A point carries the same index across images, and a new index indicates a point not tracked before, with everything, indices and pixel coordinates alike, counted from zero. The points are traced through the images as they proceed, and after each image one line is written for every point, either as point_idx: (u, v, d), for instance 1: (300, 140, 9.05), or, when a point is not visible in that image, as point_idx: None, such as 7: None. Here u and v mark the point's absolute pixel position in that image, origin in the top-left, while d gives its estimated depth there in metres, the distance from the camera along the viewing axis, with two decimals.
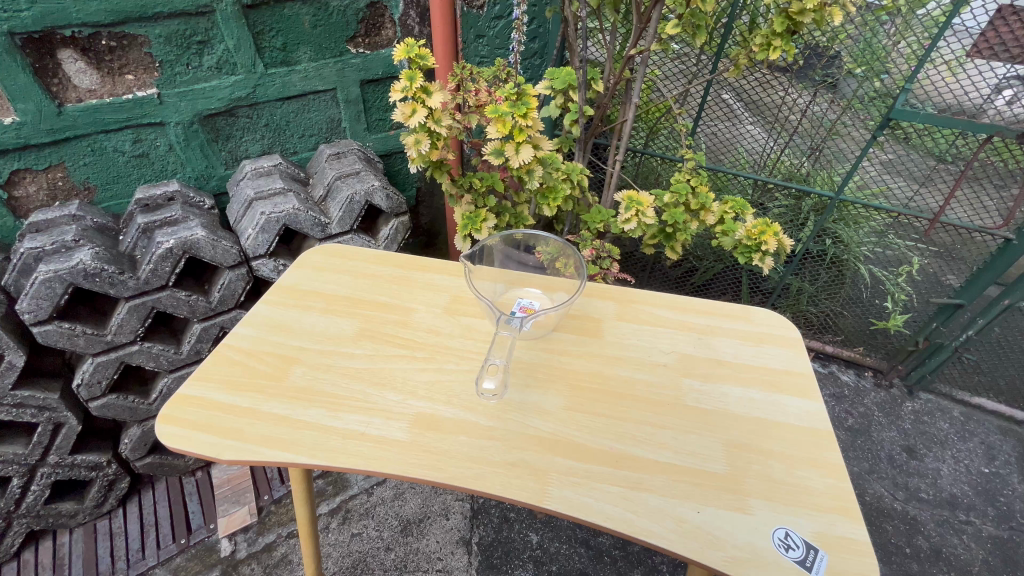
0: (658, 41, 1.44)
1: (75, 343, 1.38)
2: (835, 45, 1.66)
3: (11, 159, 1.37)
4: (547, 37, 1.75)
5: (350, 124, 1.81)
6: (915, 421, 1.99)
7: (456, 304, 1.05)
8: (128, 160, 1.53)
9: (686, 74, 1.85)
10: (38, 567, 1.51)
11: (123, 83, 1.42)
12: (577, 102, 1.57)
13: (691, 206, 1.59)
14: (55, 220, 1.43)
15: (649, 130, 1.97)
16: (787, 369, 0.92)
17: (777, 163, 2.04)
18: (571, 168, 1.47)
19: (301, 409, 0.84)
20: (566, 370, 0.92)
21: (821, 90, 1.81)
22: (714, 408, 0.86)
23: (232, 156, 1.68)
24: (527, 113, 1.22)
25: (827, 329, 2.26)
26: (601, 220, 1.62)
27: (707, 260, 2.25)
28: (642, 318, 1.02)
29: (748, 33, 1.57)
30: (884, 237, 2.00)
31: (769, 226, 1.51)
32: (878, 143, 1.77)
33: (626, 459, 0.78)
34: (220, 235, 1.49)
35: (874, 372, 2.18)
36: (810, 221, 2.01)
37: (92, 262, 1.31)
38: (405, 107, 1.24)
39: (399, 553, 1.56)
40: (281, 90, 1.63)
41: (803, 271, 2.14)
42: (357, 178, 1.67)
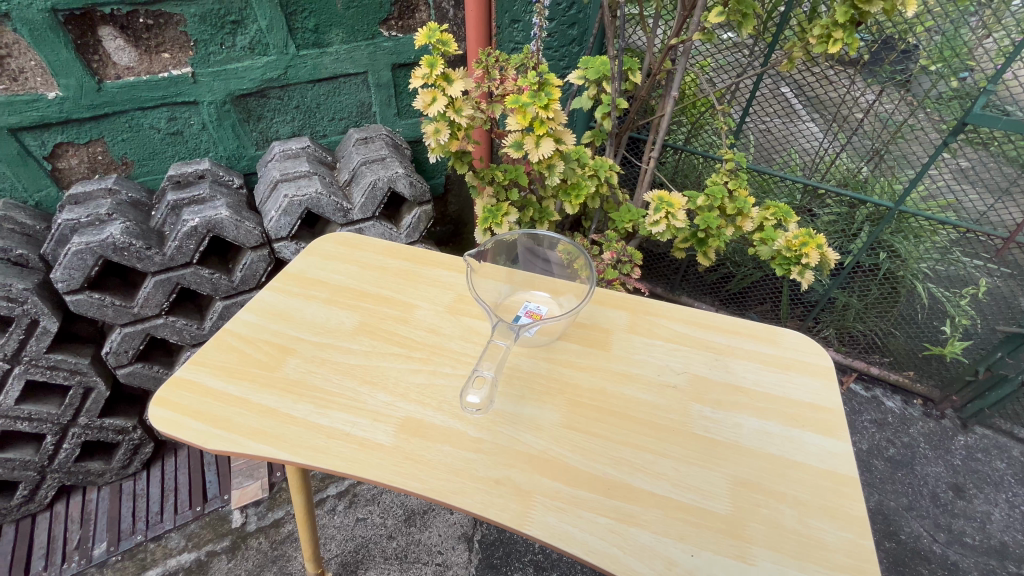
0: (702, 31, 1.33)
1: (105, 313, 1.44)
2: (909, 38, 1.49)
3: (55, 132, 1.43)
4: (587, 23, 1.65)
5: (380, 108, 1.79)
6: (966, 458, 1.82)
7: (460, 303, 1.01)
8: (163, 137, 1.56)
9: (738, 65, 1.71)
10: (68, 519, 1.61)
11: (160, 62, 1.45)
12: (611, 93, 1.47)
13: (727, 210, 1.47)
14: (93, 193, 1.48)
15: (691, 125, 1.85)
16: (813, 402, 0.83)
17: (832, 168, 1.86)
18: (599, 164, 1.40)
19: (290, 403, 0.83)
20: (566, 382, 0.86)
21: (890, 88, 1.63)
22: (724, 439, 0.78)
23: (263, 136, 1.70)
24: (549, 104, 1.16)
25: (874, 349, 2.09)
26: (630, 219, 1.53)
27: (745, 267, 2.11)
28: (656, 333, 0.94)
29: (807, 23, 1.43)
30: (948, 254, 1.77)
31: (813, 238, 1.39)
32: (950, 150, 1.60)
33: (619, 488, 0.72)
34: (245, 216, 1.51)
35: (924, 400, 2.00)
36: (863, 232, 1.85)
37: (121, 237, 1.35)
38: (425, 95, 1.19)
39: (400, 542, 1.56)
40: (312, 72, 1.61)
41: (851, 285, 1.98)
42: (382, 164, 1.64)
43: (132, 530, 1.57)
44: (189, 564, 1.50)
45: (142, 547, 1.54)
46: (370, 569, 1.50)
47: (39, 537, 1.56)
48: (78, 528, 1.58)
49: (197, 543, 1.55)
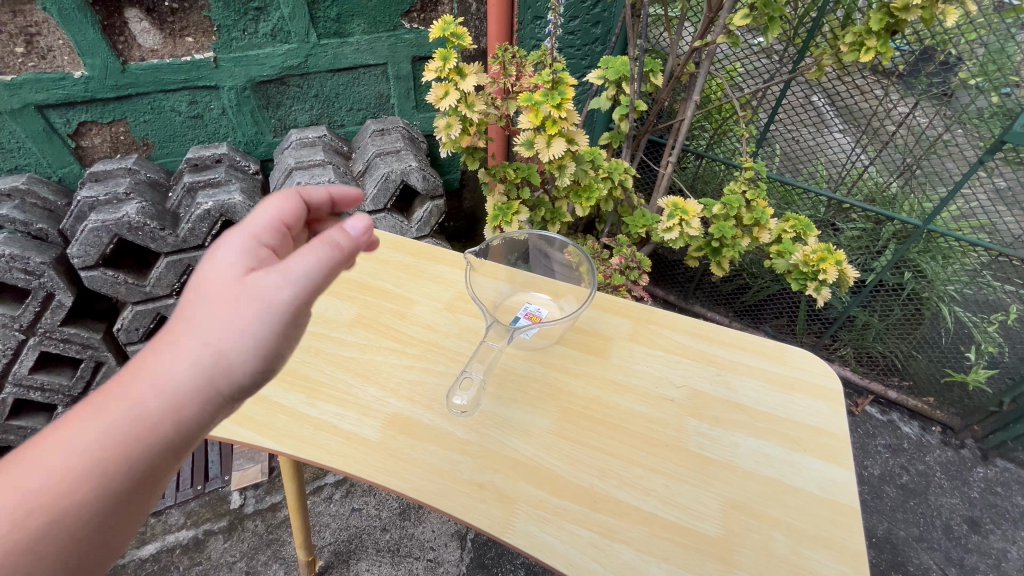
0: (727, 33, 1.29)
1: (118, 291, 1.47)
2: (949, 49, 1.42)
3: (79, 111, 1.46)
4: (611, 23, 1.62)
5: (399, 101, 1.78)
6: (984, 491, 1.74)
7: (460, 300, 0.99)
8: (184, 120, 1.58)
9: (767, 72, 1.66)
10: None
11: (183, 46, 1.46)
12: (630, 94, 1.45)
13: (744, 220, 1.42)
14: (113, 172, 1.51)
15: (715, 131, 1.80)
16: (817, 427, 0.79)
17: (860, 182, 1.80)
18: (614, 166, 1.37)
19: (280, 392, 0.82)
20: (561, 389, 0.84)
21: (925, 101, 1.56)
22: (720, 458, 0.75)
23: (281, 124, 1.71)
24: (562, 104, 1.14)
25: (893, 372, 2.02)
26: (644, 224, 1.51)
27: (762, 279, 2.05)
28: (658, 344, 0.91)
29: (841, 30, 1.37)
30: (978, 277, 1.68)
31: (832, 254, 1.34)
32: (986, 168, 1.52)
33: (605, 501, 0.70)
34: (258, 202, 1.53)
35: (942, 428, 1.93)
36: (888, 249, 1.78)
37: (136, 217, 1.38)
38: (438, 88, 1.18)
39: (394, 535, 1.56)
40: (332, 61, 1.61)
41: (872, 303, 1.91)
42: (397, 157, 1.64)
43: None
44: (186, 541, 1.53)
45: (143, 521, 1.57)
46: (362, 560, 1.50)
47: None
48: None
49: (196, 521, 1.57)
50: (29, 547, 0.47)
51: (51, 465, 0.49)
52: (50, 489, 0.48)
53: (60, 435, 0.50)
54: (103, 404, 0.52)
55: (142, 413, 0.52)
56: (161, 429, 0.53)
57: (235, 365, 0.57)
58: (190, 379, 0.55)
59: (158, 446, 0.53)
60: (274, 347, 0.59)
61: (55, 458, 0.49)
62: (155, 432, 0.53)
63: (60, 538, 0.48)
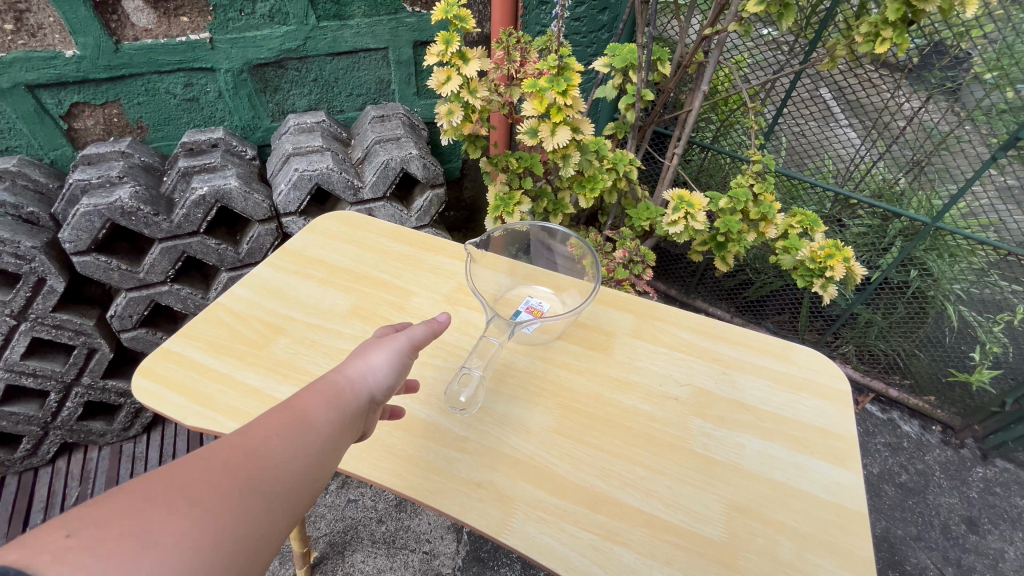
0: (739, 22, 1.25)
1: (111, 277, 1.45)
2: (964, 42, 1.39)
3: (72, 91, 1.43)
4: (618, 9, 1.57)
5: (399, 86, 1.74)
6: (983, 491, 1.73)
7: (459, 292, 0.97)
8: (179, 103, 1.55)
9: (776, 63, 1.63)
10: (68, 476, 1.63)
11: (178, 26, 1.42)
12: (637, 83, 1.41)
13: (750, 214, 1.40)
14: (106, 155, 1.48)
15: (721, 123, 1.77)
16: (824, 428, 0.77)
17: (867, 177, 1.77)
18: (618, 157, 1.33)
19: (274, 384, 0.80)
20: (561, 386, 0.82)
21: (936, 95, 1.53)
22: (724, 460, 0.73)
23: (279, 108, 1.67)
24: (567, 91, 1.10)
25: (895, 370, 2.00)
26: (648, 217, 1.48)
27: (765, 275, 2.03)
28: (661, 340, 0.89)
29: (854, 20, 1.34)
30: (984, 276, 1.66)
31: (840, 250, 1.31)
32: (998, 165, 1.49)
33: (605, 502, 0.68)
34: (254, 188, 1.49)
35: (942, 428, 1.92)
36: (894, 246, 1.75)
37: (129, 201, 1.34)
38: (439, 73, 1.14)
39: (390, 527, 1.55)
40: (332, 44, 1.57)
41: (876, 301, 1.89)
42: (396, 144, 1.60)
43: None
44: None
45: None
46: (357, 551, 1.49)
47: (39, 490, 1.60)
48: (78, 485, 1.61)
49: None
50: (269, 492, 0.47)
51: (279, 425, 0.52)
52: (278, 446, 0.50)
53: (280, 406, 0.54)
54: (300, 394, 0.57)
55: (331, 400, 0.57)
56: (349, 415, 0.58)
57: (380, 382, 0.63)
58: (359, 381, 0.61)
59: (343, 431, 0.56)
60: (402, 378, 0.65)
61: (281, 419, 0.53)
62: (344, 417, 0.57)
63: (286, 490, 0.48)
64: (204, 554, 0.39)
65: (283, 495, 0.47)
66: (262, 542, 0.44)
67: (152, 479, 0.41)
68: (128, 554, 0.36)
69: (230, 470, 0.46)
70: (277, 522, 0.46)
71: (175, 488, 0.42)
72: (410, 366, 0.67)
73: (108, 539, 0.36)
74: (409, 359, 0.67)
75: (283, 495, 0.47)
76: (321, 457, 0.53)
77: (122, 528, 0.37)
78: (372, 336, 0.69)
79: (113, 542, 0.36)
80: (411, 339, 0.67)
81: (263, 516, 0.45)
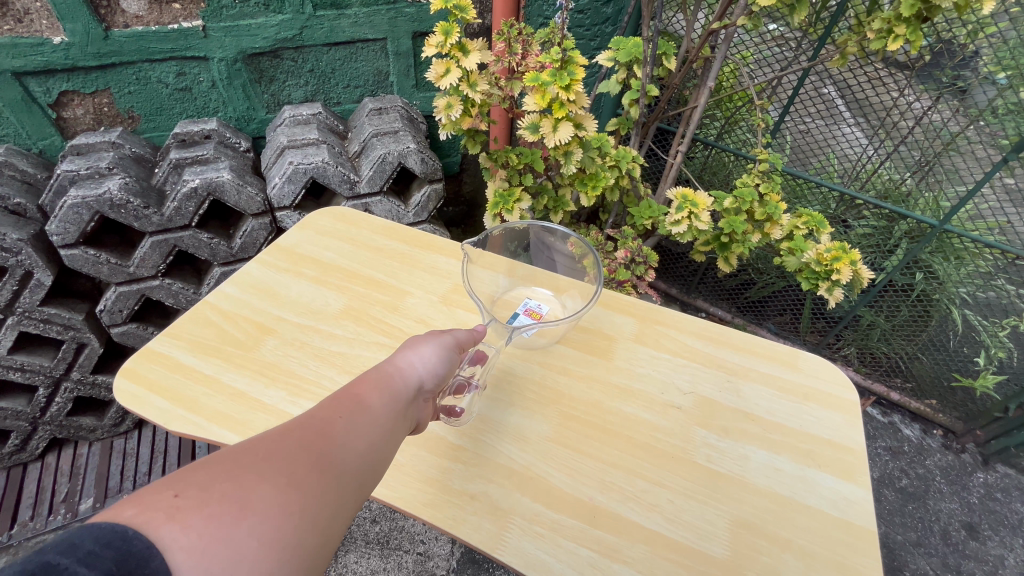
0: (748, 16, 1.21)
1: (100, 271, 1.41)
2: (978, 40, 1.35)
3: (60, 79, 1.39)
4: (622, 1, 1.53)
5: (398, 78, 1.70)
6: (984, 497, 1.71)
7: (455, 294, 0.94)
8: (171, 93, 1.51)
9: (782, 59, 1.59)
10: (58, 472, 1.61)
11: (170, 13, 1.37)
12: (642, 79, 1.37)
13: (755, 215, 1.36)
14: (96, 145, 1.44)
15: (726, 120, 1.73)
16: (832, 440, 0.75)
17: (873, 177, 1.74)
18: (622, 155, 1.31)
19: (262, 388, 0.77)
20: (560, 393, 0.79)
21: (946, 94, 1.50)
22: (729, 473, 0.70)
23: (274, 99, 1.63)
24: (571, 85, 1.07)
25: (896, 373, 1.97)
26: (650, 216, 1.44)
27: (767, 275, 2.00)
28: (664, 346, 0.86)
29: (865, 16, 1.30)
30: (991, 280, 1.64)
31: (847, 253, 1.28)
32: (1008, 167, 1.46)
33: (605, 517, 0.65)
34: (247, 181, 1.46)
35: (944, 432, 1.89)
36: (899, 248, 1.72)
37: (119, 193, 1.31)
38: (438, 65, 1.10)
39: (383, 527, 1.53)
40: (329, 34, 1.53)
41: (880, 303, 1.86)
42: (394, 138, 1.57)
43: (119, 488, 1.57)
44: None
45: None
46: (350, 552, 1.47)
47: (28, 486, 1.57)
48: (67, 481, 1.58)
49: None
50: (344, 466, 0.47)
51: (341, 405, 0.51)
52: (345, 425, 0.50)
53: (338, 389, 0.53)
54: (356, 380, 0.56)
55: (385, 385, 0.57)
56: (405, 400, 0.57)
57: (433, 369, 0.62)
58: (411, 368, 0.60)
59: (402, 412, 0.56)
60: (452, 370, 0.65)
61: (342, 400, 0.52)
62: (400, 400, 0.56)
63: (356, 465, 0.48)
64: (292, 521, 0.40)
65: (356, 469, 0.48)
66: (341, 513, 0.44)
67: (239, 450, 0.42)
68: (228, 516, 0.37)
69: (308, 443, 0.46)
70: (352, 495, 0.46)
71: (261, 460, 0.42)
72: (457, 361, 0.67)
73: (209, 501, 0.38)
74: (457, 350, 0.67)
75: (355, 470, 0.48)
76: (384, 437, 0.53)
77: (219, 492, 0.38)
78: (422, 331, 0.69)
79: (214, 503, 0.37)
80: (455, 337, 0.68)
81: (340, 488, 0.45)
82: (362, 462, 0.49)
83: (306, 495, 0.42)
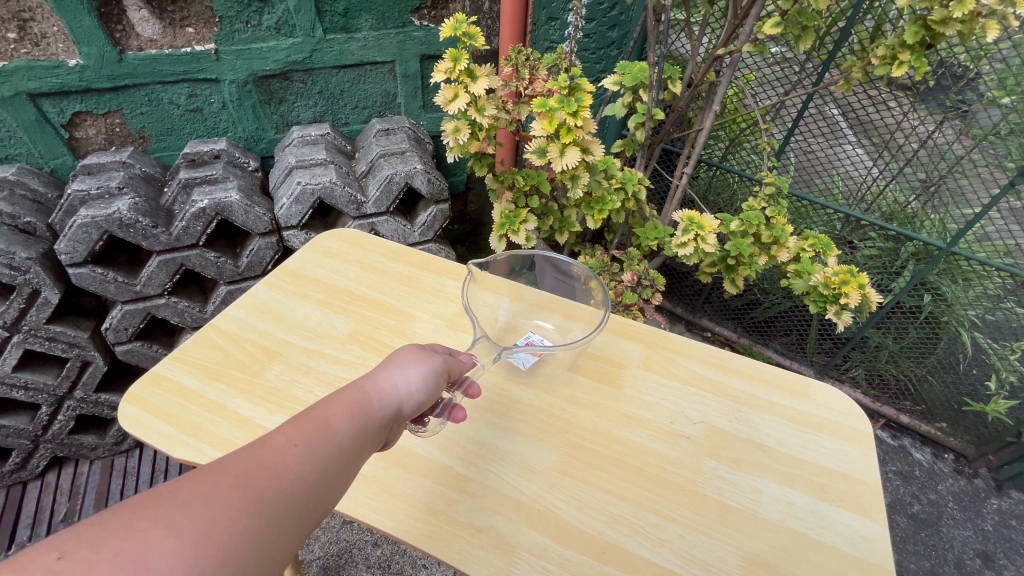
0: (753, 42, 1.22)
1: (106, 289, 1.42)
2: (982, 65, 1.35)
3: (74, 100, 1.41)
4: (628, 26, 1.55)
5: (405, 100, 1.72)
6: (998, 524, 1.68)
7: (461, 318, 0.93)
8: (182, 113, 1.53)
9: (787, 81, 1.60)
10: (58, 491, 1.59)
11: (183, 37, 1.40)
12: (647, 102, 1.39)
13: (761, 237, 1.36)
14: (106, 165, 1.46)
15: (730, 141, 1.74)
16: (846, 473, 0.73)
17: (879, 199, 1.74)
18: (627, 177, 1.31)
19: (267, 413, 0.76)
20: (568, 422, 0.78)
21: (950, 118, 1.50)
22: (740, 507, 0.69)
23: (283, 120, 1.65)
24: (578, 112, 1.08)
25: (905, 396, 1.95)
26: (655, 237, 1.44)
27: (774, 295, 1.99)
28: (673, 373, 0.85)
29: (869, 43, 1.31)
30: (1000, 303, 1.62)
31: (855, 276, 1.27)
32: (1015, 190, 1.45)
33: (614, 553, 0.63)
34: (255, 201, 1.47)
35: (955, 456, 1.86)
36: (906, 270, 1.71)
37: (128, 213, 1.32)
38: (447, 91, 1.12)
39: (385, 551, 1.50)
40: (338, 57, 1.55)
41: (887, 324, 1.84)
42: (401, 159, 1.58)
43: None
44: None
45: None
46: None
47: (28, 505, 1.56)
48: (66, 501, 1.57)
49: None
50: (283, 506, 0.44)
51: (300, 432, 0.49)
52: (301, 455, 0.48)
53: (300, 413, 0.50)
54: (328, 399, 0.54)
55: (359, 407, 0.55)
56: (374, 425, 0.55)
57: (409, 394, 0.60)
58: (389, 391, 0.58)
59: (363, 445, 0.53)
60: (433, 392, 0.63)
61: (301, 427, 0.49)
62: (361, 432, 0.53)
63: (298, 504, 0.45)
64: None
65: (300, 511, 0.45)
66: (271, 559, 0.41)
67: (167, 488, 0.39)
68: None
69: (248, 479, 0.43)
70: (292, 536, 0.44)
71: (189, 504, 0.39)
72: (441, 383, 0.64)
73: (106, 561, 0.34)
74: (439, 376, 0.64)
75: (300, 506, 0.45)
76: (341, 468, 0.50)
77: (121, 549, 0.35)
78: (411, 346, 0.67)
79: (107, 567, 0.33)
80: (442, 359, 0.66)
81: (275, 532, 0.42)
82: (309, 499, 0.46)
83: (236, 536, 0.39)
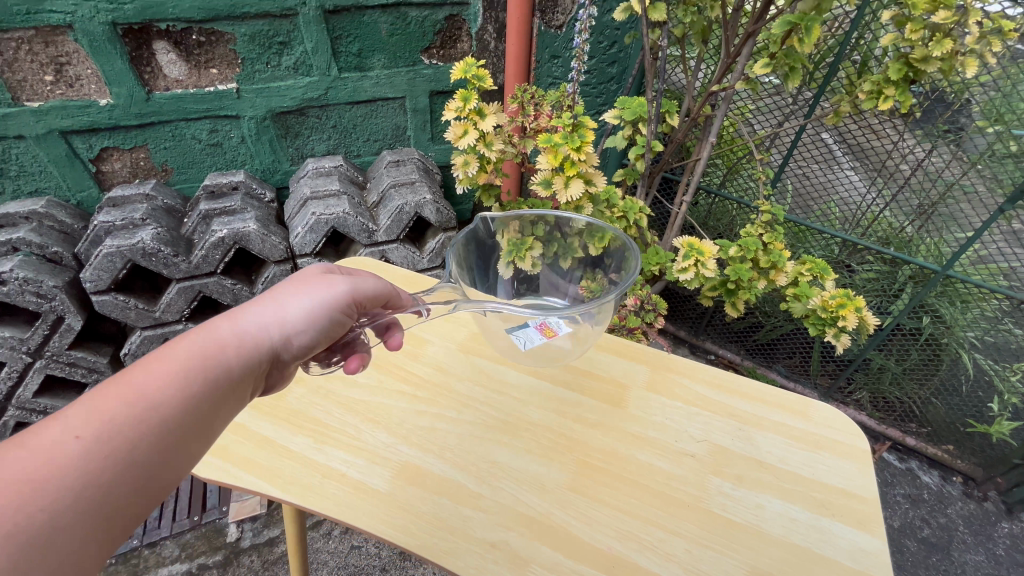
0: (745, 79, 1.30)
1: (127, 315, 1.47)
2: (966, 96, 1.42)
3: (103, 137, 1.49)
4: (626, 62, 1.64)
5: (415, 132, 1.80)
6: (1011, 548, 1.66)
7: (472, 341, 0.97)
8: (203, 147, 1.60)
9: (781, 111, 1.67)
10: None
11: (207, 77, 1.49)
12: (646, 135, 1.46)
13: (760, 262, 1.40)
14: (131, 197, 1.53)
15: (727, 169, 1.80)
16: (846, 489, 0.76)
17: (875, 224, 1.79)
18: (629, 206, 1.36)
19: (288, 435, 0.80)
20: (576, 441, 0.81)
21: (941, 145, 1.56)
22: (745, 522, 0.71)
23: (298, 153, 1.73)
24: (581, 147, 1.14)
25: (910, 418, 1.95)
26: (657, 262, 1.49)
27: (775, 318, 2.02)
28: (676, 394, 0.89)
29: (856, 77, 1.38)
30: (998, 324, 1.64)
31: (852, 300, 1.32)
32: (1007, 215, 1.49)
33: (622, 567, 0.66)
34: (271, 230, 1.53)
35: (963, 479, 1.86)
36: (904, 293, 1.74)
37: (151, 243, 1.38)
38: (457, 128, 1.19)
39: None
40: (352, 94, 1.64)
41: (889, 346, 1.87)
42: (411, 189, 1.64)
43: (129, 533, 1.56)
44: None
45: (136, 552, 1.52)
46: None
47: None
48: None
49: (190, 554, 1.52)
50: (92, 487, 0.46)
51: (102, 411, 0.50)
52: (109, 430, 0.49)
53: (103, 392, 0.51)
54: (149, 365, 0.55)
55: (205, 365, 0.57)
56: (216, 378, 0.57)
57: (272, 341, 0.63)
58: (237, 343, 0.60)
59: (218, 397, 0.57)
60: (304, 334, 0.66)
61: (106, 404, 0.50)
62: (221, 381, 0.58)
63: (117, 478, 0.48)
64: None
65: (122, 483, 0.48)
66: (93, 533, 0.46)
67: None
68: None
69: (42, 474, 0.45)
70: (118, 507, 0.48)
71: None
72: (315, 325, 0.67)
73: None
74: (322, 318, 0.67)
75: (123, 478, 0.48)
76: (170, 426, 0.53)
77: None
78: (281, 288, 0.68)
79: None
80: (313, 301, 0.67)
81: (93, 513, 0.46)
82: (135, 467, 0.49)
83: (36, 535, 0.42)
